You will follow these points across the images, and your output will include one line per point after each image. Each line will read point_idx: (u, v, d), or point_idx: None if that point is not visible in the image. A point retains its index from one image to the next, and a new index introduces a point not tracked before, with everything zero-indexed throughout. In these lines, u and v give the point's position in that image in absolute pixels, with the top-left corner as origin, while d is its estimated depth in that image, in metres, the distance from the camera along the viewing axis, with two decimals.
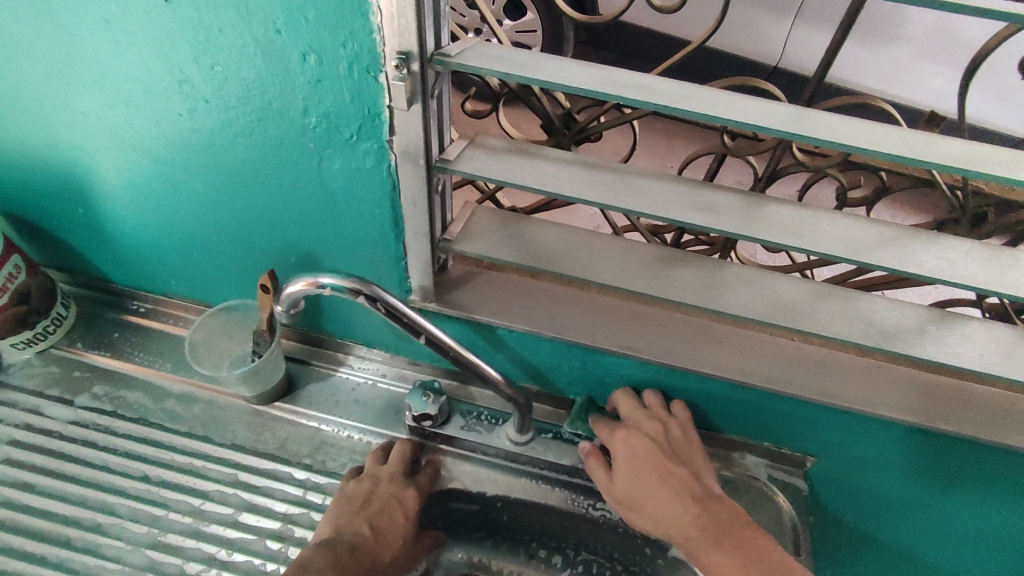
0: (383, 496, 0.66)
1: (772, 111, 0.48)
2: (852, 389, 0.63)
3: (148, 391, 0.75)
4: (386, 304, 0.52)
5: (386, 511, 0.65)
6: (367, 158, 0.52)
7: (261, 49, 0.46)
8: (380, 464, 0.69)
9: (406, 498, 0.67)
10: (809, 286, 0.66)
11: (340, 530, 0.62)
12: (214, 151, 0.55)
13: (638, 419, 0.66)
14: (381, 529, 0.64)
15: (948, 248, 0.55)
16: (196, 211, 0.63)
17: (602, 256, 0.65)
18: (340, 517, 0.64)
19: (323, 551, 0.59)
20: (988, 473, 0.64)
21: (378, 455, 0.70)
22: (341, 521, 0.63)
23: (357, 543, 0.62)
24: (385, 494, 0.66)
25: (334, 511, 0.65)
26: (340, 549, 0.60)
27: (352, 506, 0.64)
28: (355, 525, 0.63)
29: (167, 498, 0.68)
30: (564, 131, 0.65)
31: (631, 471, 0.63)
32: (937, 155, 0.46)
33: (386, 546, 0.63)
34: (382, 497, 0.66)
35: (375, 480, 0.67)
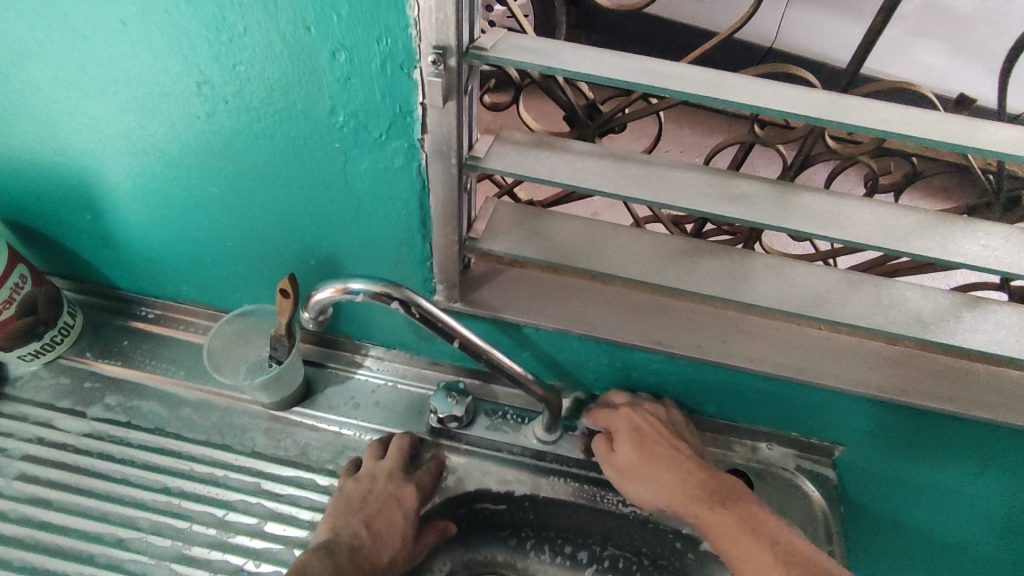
0: (379, 495, 0.65)
1: (815, 99, 0.47)
2: (885, 378, 0.63)
3: (163, 400, 0.73)
4: (420, 308, 0.51)
5: (383, 510, 0.64)
6: (395, 158, 0.50)
7: (288, 46, 0.43)
8: (378, 460, 0.68)
9: (403, 496, 0.65)
10: (839, 274, 0.65)
11: (337, 533, 0.62)
12: (233, 154, 0.53)
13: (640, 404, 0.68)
14: (380, 528, 0.63)
15: (988, 234, 0.54)
16: (211, 215, 0.61)
17: (630, 251, 0.64)
18: (337, 520, 0.63)
19: (320, 555, 0.59)
20: (1021, 455, 0.65)
21: (376, 450, 0.68)
22: (338, 525, 0.63)
23: (355, 545, 0.61)
24: (383, 492, 0.65)
25: (333, 512, 0.64)
26: (338, 553, 0.60)
27: (350, 508, 0.64)
28: (352, 527, 0.63)
29: (189, 509, 0.67)
30: (588, 123, 0.63)
31: (637, 443, 0.65)
32: (986, 140, 0.45)
33: (385, 547, 0.62)
34: (379, 497, 0.65)
35: (372, 479, 0.66)
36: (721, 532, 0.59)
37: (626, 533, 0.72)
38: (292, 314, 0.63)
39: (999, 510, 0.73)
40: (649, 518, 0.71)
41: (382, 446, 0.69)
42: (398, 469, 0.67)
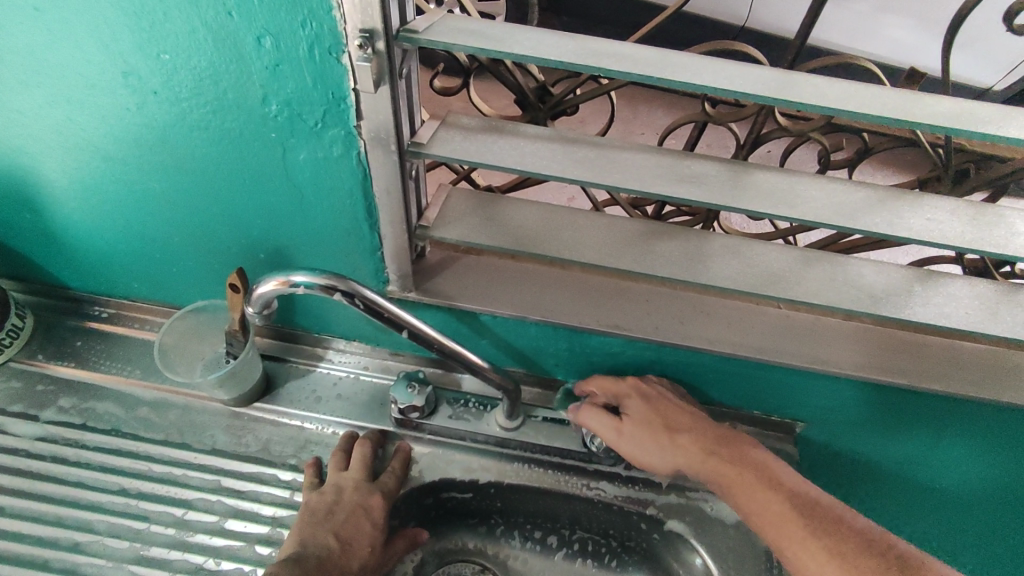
0: (348, 506, 0.63)
1: (758, 76, 0.46)
2: (841, 354, 0.64)
3: (119, 400, 0.72)
4: (363, 299, 0.50)
5: (351, 522, 0.62)
6: (334, 146, 0.49)
7: (212, 33, 0.42)
8: (343, 470, 0.66)
9: (371, 504, 0.64)
10: (795, 253, 0.65)
11: (305, 544, 0.60)
12: (169, 147, 0.51)
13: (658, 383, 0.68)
14: (351, 539, 0.62)
15: (936, 208, 0.54)
16: (154, 211, 0.59)
17: (585, 234, 0.63)
18: (304, 531, 0.61)
19: (289, 567, 0.57)
20: (976, 424, 0.66)
21: (339, 459, 0.67)
22: (306, 536, 0.61)
23: (324, 556, 0.59)
24: (351, 502, 0.63)
25: (298, 524, 0.62)
26: (306, 564, 0.58)
27: (316, 519, 0.62)
28: (319, 537, 0.61)
29: (147, 510, 0.66)
30: (539, 106, 0.62)
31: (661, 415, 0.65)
32: (927, 114, 0.45)
33: (353, 556, 0.61)
34: (346, 506, 0.63)
35: (337, 489, 0.64)
36: (737, 490, 0.61)
37: (592, 517, 0.73)
38: (243, 309, 0.62)
39: (955, 478, 0.74)
40: (614, 500, 0.70)
41: (345, 455, 0.68)
42: (366, 479, 0.66)
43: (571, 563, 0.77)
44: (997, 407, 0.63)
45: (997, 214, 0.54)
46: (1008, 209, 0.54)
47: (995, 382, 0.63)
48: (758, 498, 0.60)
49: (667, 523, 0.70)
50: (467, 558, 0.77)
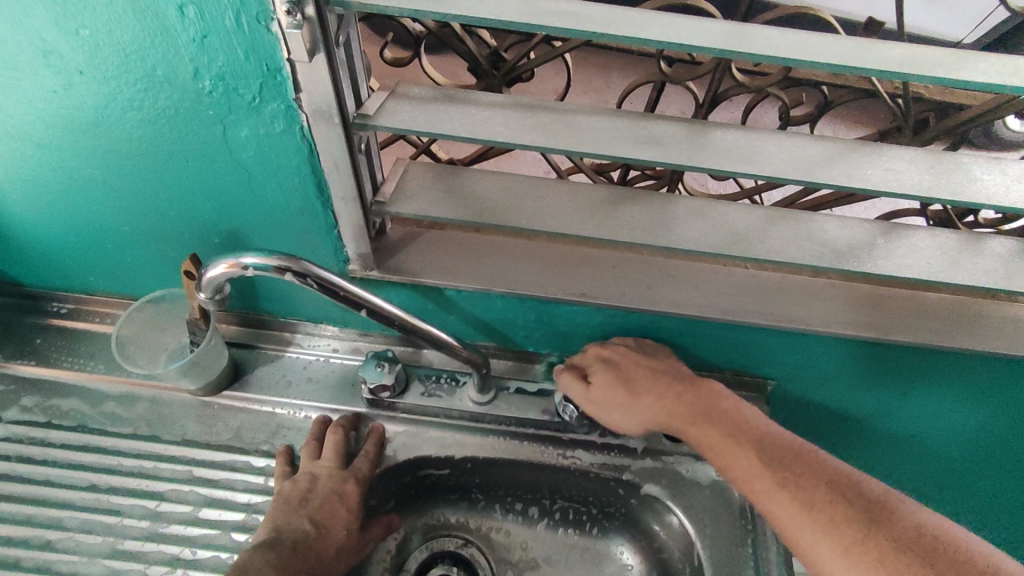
0: (324, 493, 0.63)
1: (710, 29, 0.45)
2: (809, 310, 0.64)
3: (84, 396, 0.70)
4: (317, 278, 0.48)
5: (328, 508, 0.62)
6: (275, 122, 0.47)
7: (130, 4, 0.40)
8: (316, 458, 0.66)
9: (346, 491, 0.64)
10: (760, 212, 0.64)
11: (280, 531, 0.60)
12: (102, 130, 0.49)
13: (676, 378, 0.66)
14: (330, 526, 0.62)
15: (894, 158, 0.54)
16: (98, 199, 0.57)
17: (547, 203, 0.62)
18: (278, 518, 0.61)
19: (263, 552, 0.57)
20: (942, 374, 0.67)
21: (312, 448, 0.66)
22: (281, 522, 0.60)
23: (300, 541, 0.59)
24: (326, 489, 0.63)
25: (272, 512, 0.62)
26: (281, 548, 0.58)
27: (291, 507, 0.62)
28: (294, 523, 0.61)
29: (119, 504, 0.65)
30: (493, 73, 0.61)
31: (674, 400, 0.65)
32: (881, 59, 0.44)
33: (330, 540, 0.61)
34: (321, 493, 0.63)
35: (311, 477, 0.64)
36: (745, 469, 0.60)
37: (570, 486, 0.74)
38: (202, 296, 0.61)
39: (925, 427, 0.75)
40: (590, 467, 0.71)
41: (316, 442, 0.67)
42: (340, 465, 0.65)
43: (553, 530, 0.78)
44: (963, 355, 0.64)
45: (954, 161, 0.54)
46: (965, 156, 0.54)
47: (960, 330, 0.63)
48: (749, 474, 0.60)
49: (644, 487, 0.70)
50: (451, 533, 0.78)
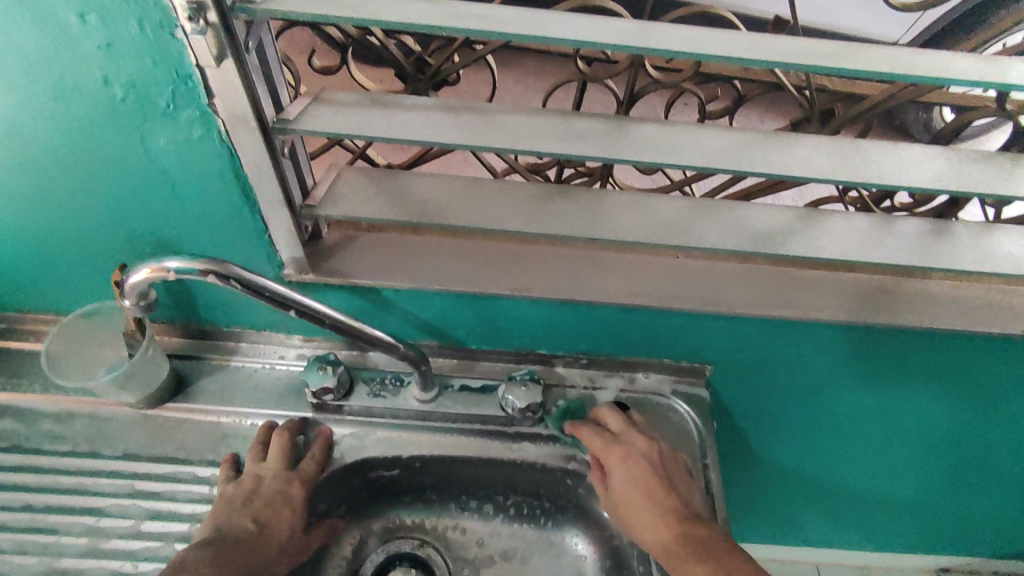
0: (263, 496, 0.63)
1: (611, 26, 0.48)
2: (734, 295, 0.67)
3: (18, 416, 0.69)
4: (241, 279, 0.49)
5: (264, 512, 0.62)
6: (191, 127, 0.48)
7: (32, 14, 0.40)
8: (261, 461, 0.66)
9: (291, 493, 0.64)
10: (685, 203, 0.67)
11: (221, 529, 0.60)
12: (17, 141, 0.49)
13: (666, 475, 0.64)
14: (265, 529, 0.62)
15: (797, 145, 0.57)
16: (21, 212, 0.56)
17: (478, 201, 0.64)
18: (221, 517, 0.61)
19: (200, 550, 0.57)
20: (865, 352, 0.70)
21: (259, 452, 0.66)
22: (223, 521, 0.61)
23: (241, 539, 0.60)
24: (270, 491, 0.63)
25: (214, 512, 0.62)
26: (219, 546, 0.58)
27: (234, 506, 0.62)
28: (236, 522, 0.61)
29: (58, 522, 0.64)
30: (419, 76, 0.62)
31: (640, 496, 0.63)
32: (768, 51, 0.47)
33: (272, 540, 0.61)
34: (265, 494, 0.63)
35: (256, 479, 0.64)
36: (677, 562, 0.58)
37: (520, 480, 0.75)
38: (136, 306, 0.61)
39: (858, 407, 0.78)
40: (537, 460, 0.71)
41: (263, 447, 0.67)
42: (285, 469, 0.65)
43: (507, 525, 0.79)
44: (885, 331, 0.67)
45: (853, 147, 0.57)
46: (862, 141, 0.58)
47: (876, 309, 0.67)
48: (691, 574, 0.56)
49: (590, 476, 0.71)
50: (407, 534, 0.79)
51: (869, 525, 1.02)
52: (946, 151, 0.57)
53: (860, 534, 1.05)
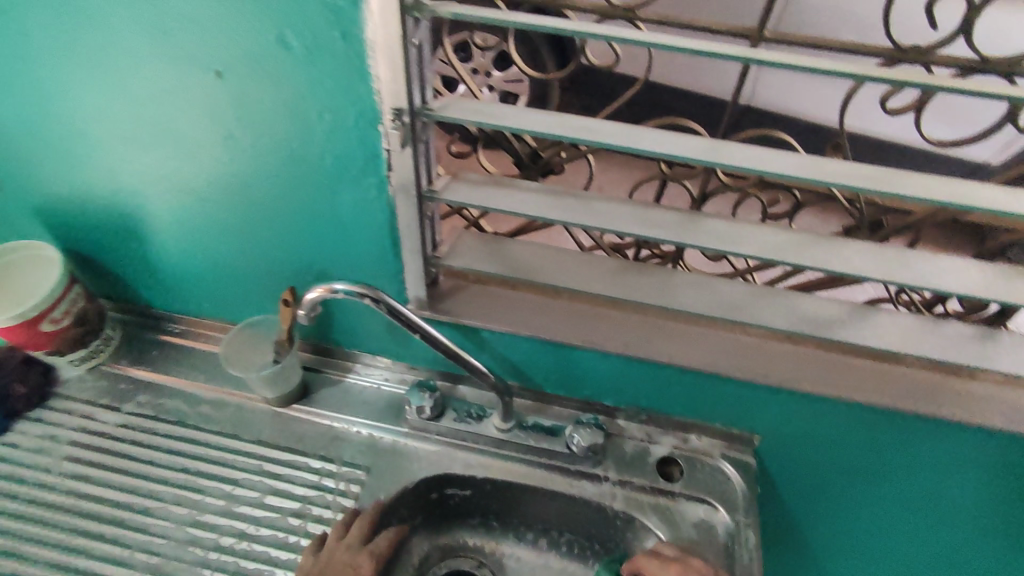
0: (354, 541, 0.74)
1: (689, 143, 0.62)
2: (784, 371, 0.76)
3: (185, 398, 0.87)
4: (387, 304, 0.65)
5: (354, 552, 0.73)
6: (370, 191, 0.65)
7: (289, 109, 0.60)
8: (340, 538, 0.73)
9: (360, 565, 0.72)
10: (744, 287, 0.78)
11: None
12: (248, 189, 0.69)
13: None
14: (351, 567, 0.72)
15: (842, 247, 0.68)
16: (231, 240, 0.76)
17: (567, 267, 0.78)
18: None
19: None
20: (908, 440, 0.76)
21: (340, 529, 0.74)
22: None
23: None
24: (341, 561, 0.71)
25: None
26: None
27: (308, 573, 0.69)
28: None
29: (203, 485, 0.79)
30: (531, 165, 0.81)
31: None
32: (815, 171, 0.60)
33: None
34: (337, 565, 0.71)
35: (332, 550, 0.72)
36: None
37: (575, 518, 0.84)
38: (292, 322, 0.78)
39: (903, 496, 0.83)
40: (592, 497, 0.80)
41: (370, 469, 0.81)
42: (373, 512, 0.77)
43: (559, 560, 0.87)
44: (927, 422, 0.73)
45: (893, 252, 0.67)
46: (902, 249, 0.68)
47: (917, 399, 0.73)
48: None
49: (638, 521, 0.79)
50: (468, 555, 0.88)
51: None
52: (981, 265, 0.66)
53: None
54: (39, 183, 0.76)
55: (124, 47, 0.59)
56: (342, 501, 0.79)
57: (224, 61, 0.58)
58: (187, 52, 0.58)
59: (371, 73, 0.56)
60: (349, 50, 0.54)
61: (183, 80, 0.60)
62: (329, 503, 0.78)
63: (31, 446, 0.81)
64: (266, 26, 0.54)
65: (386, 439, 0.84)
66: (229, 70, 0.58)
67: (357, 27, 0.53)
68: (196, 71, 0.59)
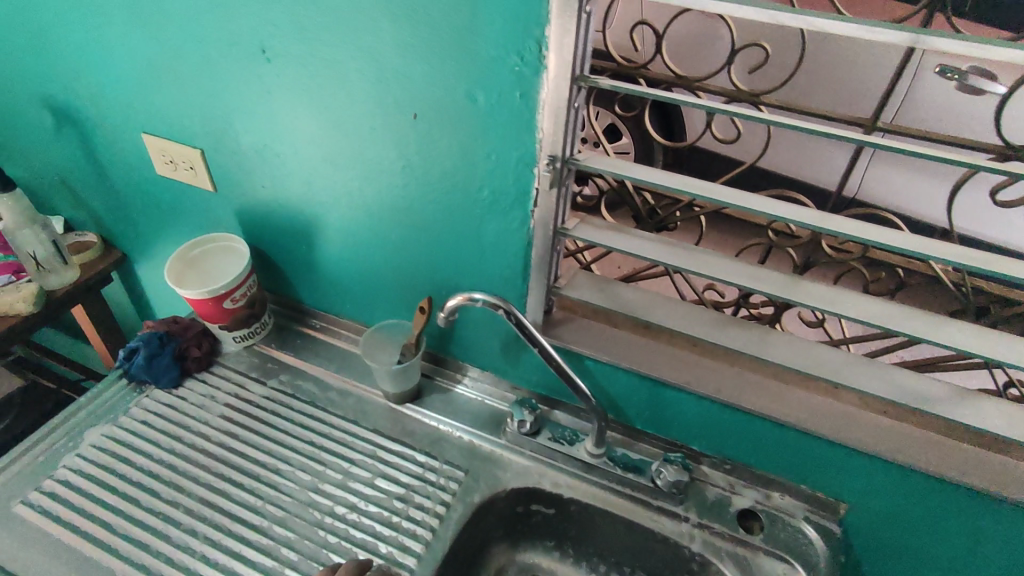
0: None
1: (800, 210, 0.70)
2: (876, 438, 0.78)
3: (317, 384, 1.00)
4: (517, 318, 0.74)
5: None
6: (514, 221, 0.77)
7: (463, 149, 0.73)
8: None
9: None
10: (841, 352, 0.82)
11: None
12: (412, 211, 0.83)
13: None
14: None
15: (943, 323, 0.72)
16: (385, 252, 0.90)
17: (670, 312, 0.86)
18: None
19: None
20: (1006, 529, 0.75)
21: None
22: None
23: None
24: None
25: None
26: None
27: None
28: None
29: (325, 458, 0.89)
30: (648, 221, 0.89)
31: None
32: (919, 244, 0.65)
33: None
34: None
35: None
36: None
37: (650, 555, 0.87)
38: (422, 327, 0.90)
39: None
40: (671, 534, 0.83)
41: (469, 474, 0.88)
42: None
43: None
44: None
45: (994, 334, 0.70)
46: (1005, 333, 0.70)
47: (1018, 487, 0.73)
48: None
49: (715, 565, 0.81)
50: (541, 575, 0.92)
51: None
52: None
53: None
54: (247, 188, 0.95)
55: (349, 88, 0.75)
56: (441, 495, 0.85)
57: (422, 106, 0.72)
58: (395, 97, 0.73)
59: (537, 125, 0.68)
60: (523, 106, 0.67)
61: (385, 118, 0.75)
62: (429, 494, 0.85)
63: (194, 401, 0.95)
64: (461, 81, 0.68)
65: (485, 447, 0.92)
66: (423, 113, 0.72)
67: (534, 89, 0.65)
68: (397, 112, 0.74)
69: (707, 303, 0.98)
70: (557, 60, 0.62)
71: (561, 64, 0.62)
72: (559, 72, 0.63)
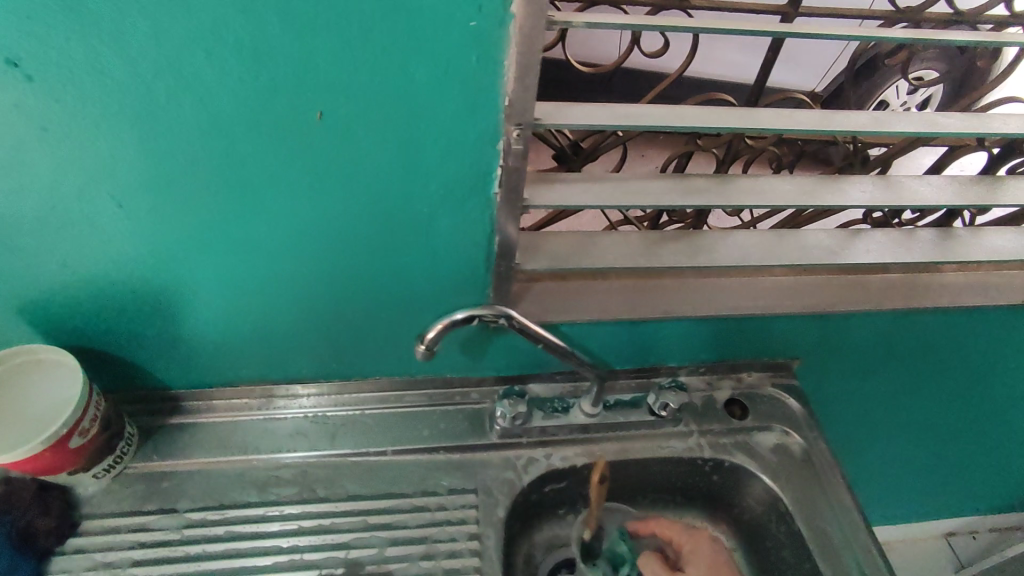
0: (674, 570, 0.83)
1: (745, 116, 0.68)
2: (817, 299, 0.87)
3: (245, 477, 0.78)
4: (519, 322, 0.66)
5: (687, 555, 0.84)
6: (474, 211, 0.63)
7: (399, 142, 0.55)
8: None
9: None
10: (770, 233, 0.86)
11: None
12: (328, 233, 0.63)
13: (687, 538, 0.85)
14: (707, 546, 0.85)
15: (859, 186, 0.79)
16: (292, 293, 0.69)
17: (623, 248, 0.82)
18: None
19: None
20: (909, 336, 0.91)
21: None
22: None
23: None
24: None
25: None
26: None
27: None
28: None
29: (313, 559, 0.73)
30: (575, 157, 0.80)
31: None
32: (850, 126, 0.69)
33: None
34: None
35: None
36: None
37: (667, 477, 0.89)
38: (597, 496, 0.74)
39: (905, 381, 0.99)
40: (682, 454, 0.86)
41: (481, 492, 0.80)
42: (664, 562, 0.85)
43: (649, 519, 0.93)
44: (923, 315, 0.89)
45: (890, 184, 0.80)
46: (896, 180, 0.81)
47: (919, 298, 0.88)
48: None
49: (726, 462, 0.87)
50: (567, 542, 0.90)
51: (890, 487, 1.25)
52: (956, 180, 0.82)
53: (889, 492, 1.27)
54: (33, 276, 0.62)
55: (204, 97, 0.50)
56: (464, 528, 0.77)
57: (332, 102, 0.52)
58: (286, 96, 0.51)
59: (500, 93, 0.53)
60: (481, 75, 0.51)
61: (271, 128, 0.53)
62: (453, 536, 0.76)
63: None
64: (391, 57, 0.49)
65: (477, 455, 0.83)
66: (336, 111, 0.52)
67: (493, 53, 0.50)
68: (292, 116, 0.52)
69: (645, 225, 0.95)
70: (526, 10, 0.47)
71: (535, 17, 0.48)
72: (530, 27, 0.48)
